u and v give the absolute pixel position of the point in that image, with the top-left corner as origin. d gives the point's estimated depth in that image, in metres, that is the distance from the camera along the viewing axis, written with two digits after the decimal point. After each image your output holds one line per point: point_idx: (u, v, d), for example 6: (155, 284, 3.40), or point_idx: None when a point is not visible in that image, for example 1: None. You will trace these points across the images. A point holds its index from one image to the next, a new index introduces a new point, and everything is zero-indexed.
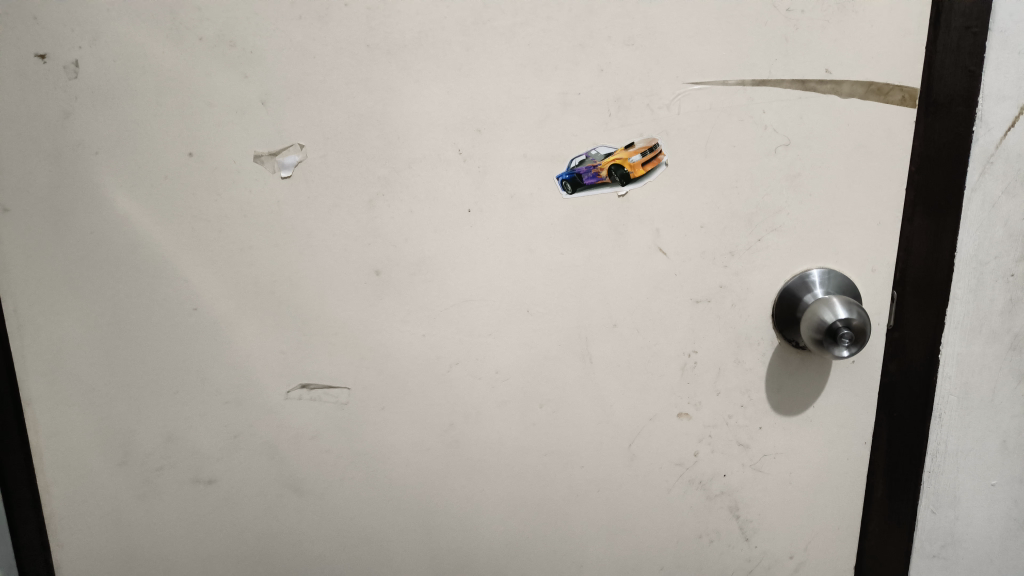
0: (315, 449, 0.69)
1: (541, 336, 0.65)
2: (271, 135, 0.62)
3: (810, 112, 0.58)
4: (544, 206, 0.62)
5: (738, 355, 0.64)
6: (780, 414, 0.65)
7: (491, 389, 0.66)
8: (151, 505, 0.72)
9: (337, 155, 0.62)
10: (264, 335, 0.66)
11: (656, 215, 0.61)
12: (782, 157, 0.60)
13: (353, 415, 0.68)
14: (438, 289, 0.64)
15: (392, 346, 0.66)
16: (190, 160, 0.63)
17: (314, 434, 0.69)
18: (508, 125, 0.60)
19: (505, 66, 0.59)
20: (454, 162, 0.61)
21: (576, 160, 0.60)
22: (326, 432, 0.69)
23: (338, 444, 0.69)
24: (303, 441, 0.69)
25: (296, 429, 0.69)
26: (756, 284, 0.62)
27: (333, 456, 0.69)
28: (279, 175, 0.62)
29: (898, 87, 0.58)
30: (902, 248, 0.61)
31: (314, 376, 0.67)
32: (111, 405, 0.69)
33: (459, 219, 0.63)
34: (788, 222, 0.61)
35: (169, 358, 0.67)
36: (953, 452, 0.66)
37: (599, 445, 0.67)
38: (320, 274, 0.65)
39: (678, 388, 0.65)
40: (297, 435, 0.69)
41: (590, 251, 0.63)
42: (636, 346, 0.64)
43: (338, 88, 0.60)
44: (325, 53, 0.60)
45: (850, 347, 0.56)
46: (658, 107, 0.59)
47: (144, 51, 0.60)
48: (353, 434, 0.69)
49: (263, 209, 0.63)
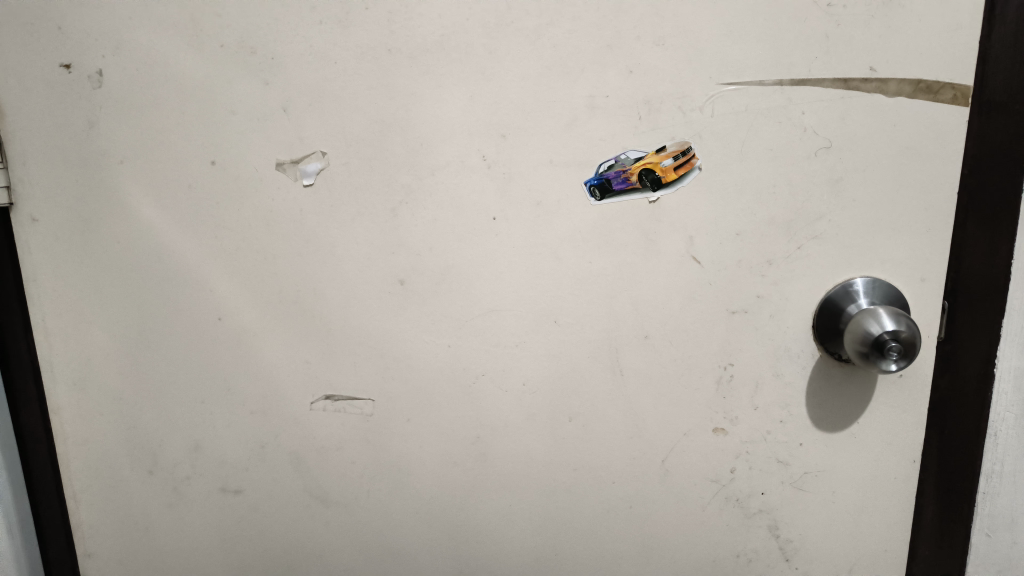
0: (338, 460, 0.68)
1: (568, 347, 0.63)
2: (293, 143, 0.61)
3: (853, 112, 0.55)
4: (572, 212, 0.60)
5: (777, 368, 0.61)
6: (822, 431, 0.62)
7: (518, 402, 0.64)
8: (178, 515, 0.71)
9: (359, 162, 0.61)
10: (288, 345, 0.66)
11: (689, 222, 0.59)
12: (823, 160, 0.56)
13: (377, 427, 0.67)
14: (463, 299, 0.63)
15: (417, 356, 0.64)
16: (212, 168, 0.62)
17: (338, 446, 0.68)
18: (533, 129, 0.58)
19: (531, 68, 0.57)
20: (478, 168, 0.60)
21: (605, 165, 0.58)
22: (349, 444, 0.67)
23: (361, 455, 0.68)
24: (326, 453, 0.68)
25: (319, 440, 0.68)
26: (795, 294, 0.59)
27: (357, 468, 0.68)
28: (301, 183, 0.61)
29: (949, 84, 0.54)
30: (953, 256, 0.58)
31: (338, 387, 0.66)
32: (137, 415, 0.69)
33: (484, 227, 0.61)
34: (830, 228, 0.58)
35: (193, 368, 0.67)
36: (1011, 473, 0.62)
37: (631, 461, 0.65)
38: (344, 283, 0.63)
39: (712, 403, 0.62)
40: (320, 447, 0.68)
41: (619, 259, 0.60)
42: (668, 358, 0.62)
43: (361, 94, 0.59)
44: (347, 59, 0.58)
45: (898, 361, 0.53)
46: (690, 109, 0.56)
47: (167, 58, 0.60)
48: (377, 446, 0.67)
49: (286, 218, 0.62)
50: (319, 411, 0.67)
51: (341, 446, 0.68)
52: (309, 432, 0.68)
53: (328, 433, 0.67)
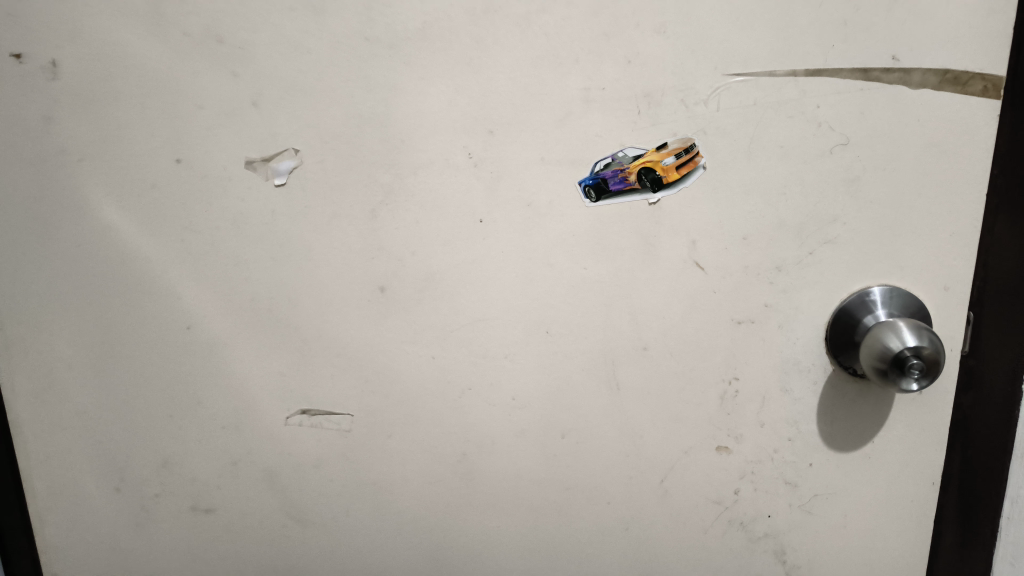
0: (318, 474, 0.64)
1: (561, 359, 0.58)
2: (264, 139, 0.56)
3: (872, 106, 0.51)
4: (564, 215, 0.55)
5: (786, 384, 0.56)
6: (834, 450, 0.57)
7: (507, 418, 0.60)
8: (147, 534, 0.67)
9: (335, 160, 0.56)
10: (262, 356, 0.61)
11: (692, 225, 0.54)
12: (838, 158, 0.52)
13: (357, 441, 0.63)
14: (448, 308, 0.58)
15: (400, 368, 0.60)
16: (178, 167, 0.58)
17: (317, 459, 0.63)
18: (523, 125, 0.54)
19: (520, 59, 0.52)
20: (464, 167, 0.55)
21: (601, 164, 0.53)
22: (328, 457, 0.63)
23: (341, 470, 0.64)
24: (303, 467, 0.64)
25: (297, 454, 0.64)
26: (807, 304, 0.55)
27: (337, 483, 0.64)
28: (273, 182, 0.57)
29: (979, 75, 0.49)
30: (980, 263, 0.53)
31: (317, 401, 0.62)
32: (104, 428, 0.64)
33: (470, 230, 0.56)
34: (844, 233, 0.53)
35: (161, 380, 0.63)
36: None
37: (628, 481, 0.60)
38: (321, 289, 0.59)
39: (716, 420, 0.58)
40: (298, 460, 0.64)
41: (616, 265, 0.56)
42: (668, 372, 0.57)
43: (336, 87, 0.55)
44: (320, 49, 0.54)
45: (920, 379, 0.49)
46: (694, 102, 0.52)
47: (127, 47, 0.55)
48: (356, 461, 0.63)
49: (258, 220, 0.58)
50: (295, 425, 0.63)
51: (318, 461, 0.64)
52: (286, 445, 0.64)
53: (307, 446, 0.63)
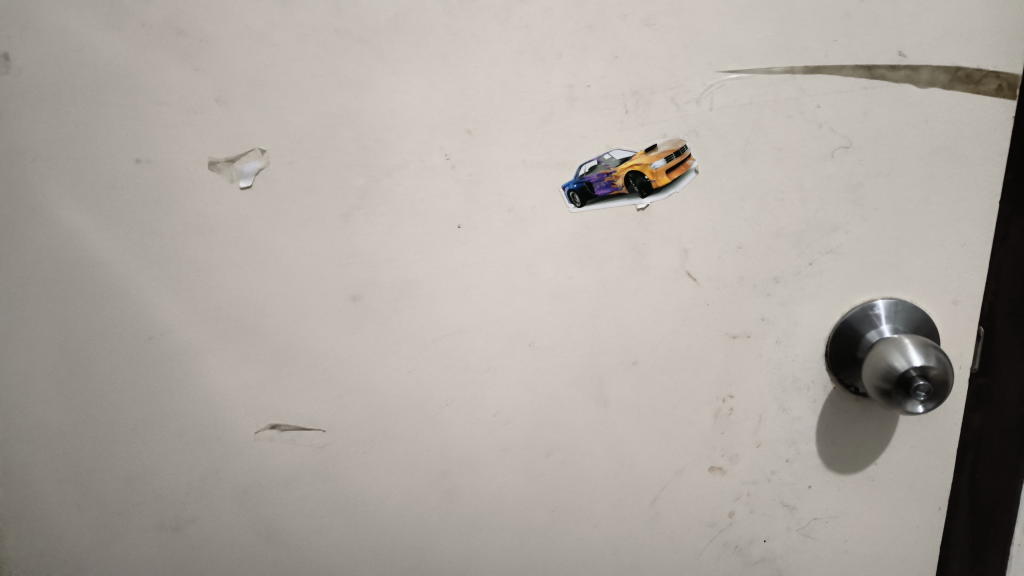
0: (291, 491, 0.60)
1: (545, 374, 0.55)
2: (228, 138, 0.53)
3: (877, 106, 0.47)
4: (548, 220, 0.52)
5: (783, 402, 0.53)
6: (834, 472, 0.54)
7: (489, 435, 0.56)
8: (113, 553, 0.64)
9: (305, 161, 0.52)
10: (229, 368, 0.57)
11: (684, 233, 0.50)
12: (841, 162, 0.48)
13: (330, 459, 0.59)
14: (425, 318, 0.54)
15: (375, 379, 0.56)
16: (138, 167, 0.54)
17: (289, 477, 0.60)
18: (503, 124, 0.50)
19: (499, 53, 0.49)
20: (441, 169, 0.51)
21: (586, 167, 0.50)
22: (300, 475, 0.59)
23: (314, 488, 0.60)
24: (275, 485, 0.60)
25: (267, 472, 0.60)
26: (806, 317, 0.51)
27: (310, 502, 0.60)
28: (238, 185, 0.53)
29: (993, 73, 0.46)
30: (993, 274, 0.50)
31: (287, 417, 0.58)
32: (65, 441, 0.61)
33: (448, 236, 0.53)
34: (847, 241, 0.49)
35: (124, 392, 0.59)
36: None
37: (616, 502, 0.57)
38: (292, 297, 0.55)
39: (709, 439, 0.54)
40: (268, 477, 0.60)
41: (603, 274, 0.52)
42: (658, 388, 0.54)
43: (304, 82, 0.51)
44: (287, 42, 0.50)
45: (926, 402, 0.45)
46: (685, 101, 0.48)
47: (83, 40, 0.52)
48: (330, 480, 0.59)
49: (223, 225, 0.54)
50: (265, 442, 0.59)
51: (290, 478, 0.60)
52: (257, 462, 0.60)
53: (278, 463, 0.59)
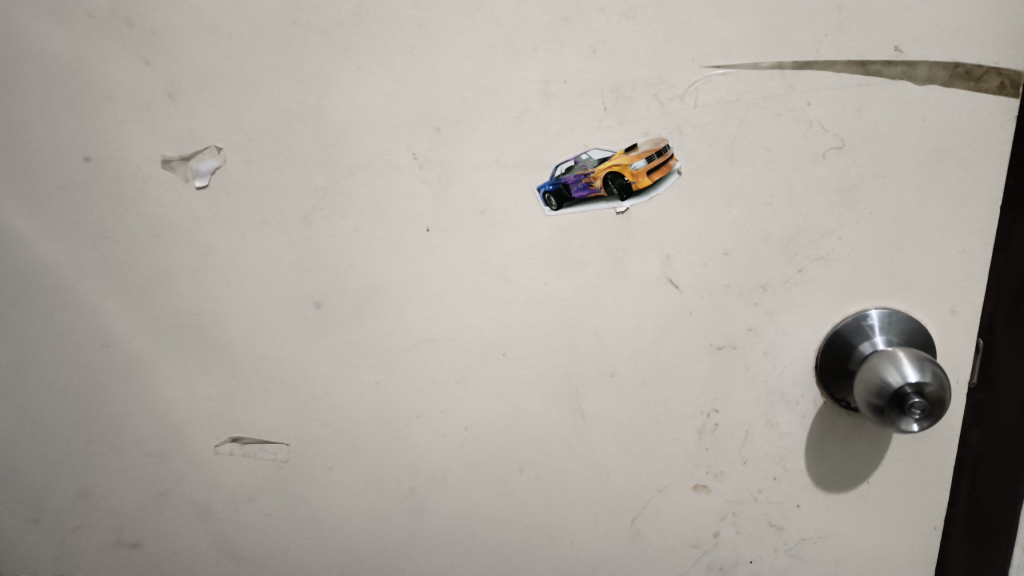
0: (256, 506, 0.57)
1: (519, 386, 0.52)
2: (182, 136, 0.49)
3: (871, 104, 0.44)
4: (522, 224, 0.48)
5: (770, 417, 0.50)
6: (824, 491, 0.51)
7: (460, 450, 0.54)
8: (68, 570, 0.61)
9: (264, 161, 0.50)
10: (188, 378, 0.55)
11: (666, 238, 0.48)
12: (832, 163, 0.45)
13: (297, 471, 0.56)
14: (393, 327, 0.52)
15: (339, 393, 0.53)
16: (87, 166, 0.51)
17: (253, 490, 0.57)
18: (475, 122, 0.47)
19: (469, 46, 0.46)
20: (408, 169, 0.48)
21: (562, 167, 0.47)
22: (266, 488, 0.57)
23: (280, 501, 0.57)
24: (239, 498, 0.57)
25: (231, 484, 0.57)
26: (795, 327, 0.48)
27: (276, 517, 0.57)
28: (193, 185, 0.50)
29: (994, 69, 0.43)
30: (992, 284, 0.47)
31: (252, 428, 0.55)
32: (16, 454, 0.58)
33: (416, 240, 0.50)
34: (838, 248, 0.47)
35: (78, 403, 0.56)
36: None
37: (594, 521, 0.54)
38: (252, 305, 0.52)
39: (692, 455, 0.51)
40: (232, 490, 0.57)
41: (580, 282, 0.49)
42: (639, 401, 0.51)
43: (263, 76, 0.48)
44: (244, 33, 0.47)
45: (921, 421, 0.43)
46: (667, 98, 0.45)
47: (26, 30, 0.49)
48: (297, 493, 0.56)
49: (178, 227, 0.52)
50: (229, 453, 0.56)
51: (255, 492, 0.57)
52: (220, 474, 0.57)
53: (242, 476, 0.57)
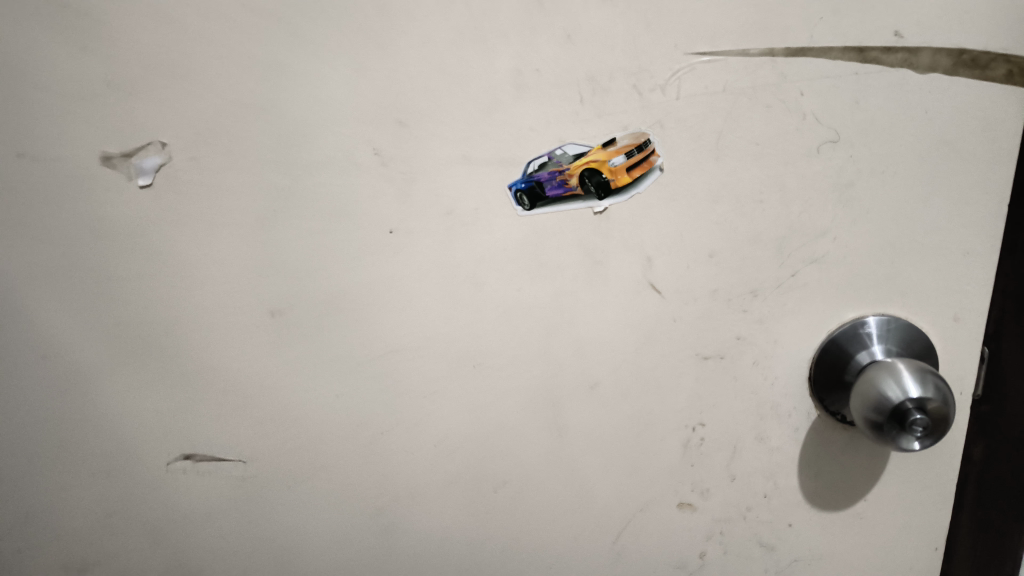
0: (218, 520, 0.53)
1: (492, 399, 0.48)
2: (124, 130, 0.46)
3: (869, 94, 0.41)
4: (492, 225, 0.45)
5: (760, 431, 0.47)
6: (817, 510, 0.48)
7: (430, 467, 0.50)
8: None
9: (213, 156, 0.46)
10: (146, 387, 0.51)
11: (647, 240, 0.44)
12: (827, 159, 0.42)
13: (259, 486, 0.52)
14: (356, 336, 0.48)
15: (299, 406, 0.50)
16: (21, 163, 0.47)
17: (215, 503, 0.53)
18: (441, 116, 0.43)
19: (434, 33, 0.41)
20: (370, 165, 0.44)
21: (535, 164, 0.43)
22: (227, 503, 0.53)
23: (243, 515, 0.53)
24: (199, 512, 0.53)
25: (190, 499, 0.53)
26: (788, 336, 0.45)
27: (239, 531, 0.53)
28: (136, 183, 0.47)
29: (1003, 56, 0.39)
30: (996, 288, 0.43)
31: (212, 443, 0.52)
32: None
33: (379, 243, 0.46)
34: (834, 250, 0.43)
35: (16, 420, 0.52)
36: None
37: (574, 541, 0.50)
38: (210, 311, 0.49)
39: (677, 471, 0.48)
40: (193, 504, 0.53)
41: (556, 287, 0.45)
42: (620, 415, 0.47)
43: (210, 65, 0.44)
44: (188, 17, 0.43)
45: (923, 439, 0.39)
46: (648, 89, 0.41)
47: None
48: (260, 509, 0.52)
49: (122, 228, 0.48)
50: (189, 465, 0.52)
51: (217, 506, 0.53)
52: (179, 487, 0.53)
53: (203, 488, 0.53)
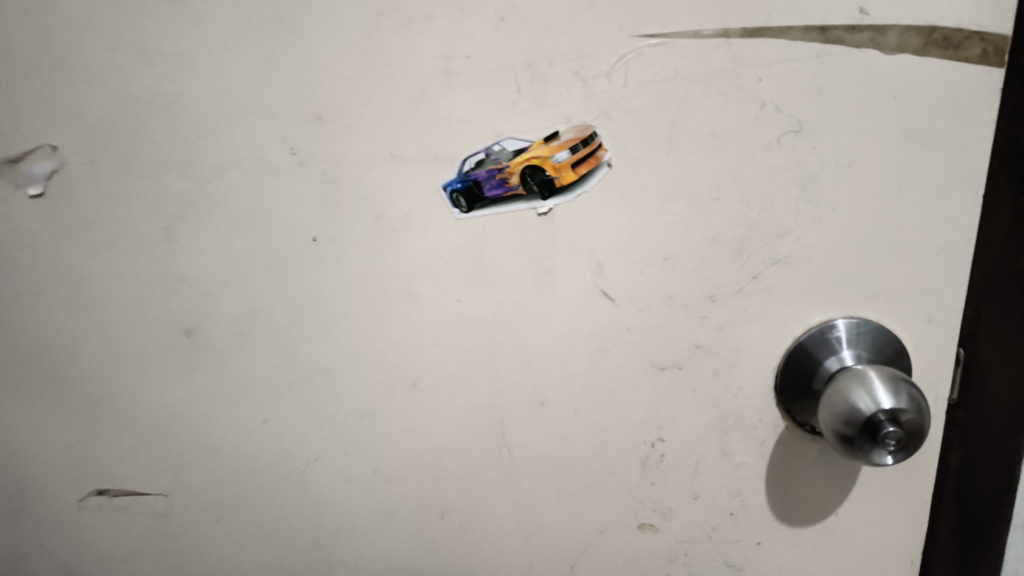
0: (147, 548, 0.49)
1: (433, 420, 0.44)
2: (9, 134, 0.41)
3: (833, 78, 0.37)
4: (427, 230, 0.40)
5: (724, 446, 0.43)
6: (786, 526, 0.44)
7: (369, 495, 0.46)
8: None
9: (110, 161, 0.41)
10: (62, 411, 0.46)
11: (596, 243, 0.40)
12: (788, 150, 0.38)
13: (191, 511, 0.48)
14: (280, 357, 0.44)
15: (226, 434, 0.46)
16: None
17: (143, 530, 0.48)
18: (362, 109, 0.38)
19: (350, 16, 0.37)
20: (286, 167, 0.40)
21: (471, 162, 0.38)
22: (157, 530, 0.48)
23: (175, 541, 0.48)
24: (127, 540, 0.49)
25: (118, 527, 0.49)
26: (751, 343, 0.41)
27: (171, 558, 0.49)
28: (26, 192, 0.42)
29: (976, 34, 0.36)
30: (972, 288, 0.41)
31: (135, 473, 0.47)
32: None
33: (301, 253, 0.41)
34: (798, 250, 0.40)
35: None
36: None
37: (528, 569, 0.47)
38: (126, 328, 0.44)
39: (636, 491, 0.44)
40: (119, 531, 0.49)
41: (499, 296, 0.41)
42: (572, 433, 0.44)
43: (100, 57, 0.39)
44: (71, 3, 0.38)
45: (895, 453, 0.36)
46: (592, 76, 0.37)
47: None
48: (193, 534, 0.48)
49: (15, 245, 0.43)
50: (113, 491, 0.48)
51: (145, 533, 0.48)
52: (104, 513, 0.48)
53: (129, 514, 0.48)
